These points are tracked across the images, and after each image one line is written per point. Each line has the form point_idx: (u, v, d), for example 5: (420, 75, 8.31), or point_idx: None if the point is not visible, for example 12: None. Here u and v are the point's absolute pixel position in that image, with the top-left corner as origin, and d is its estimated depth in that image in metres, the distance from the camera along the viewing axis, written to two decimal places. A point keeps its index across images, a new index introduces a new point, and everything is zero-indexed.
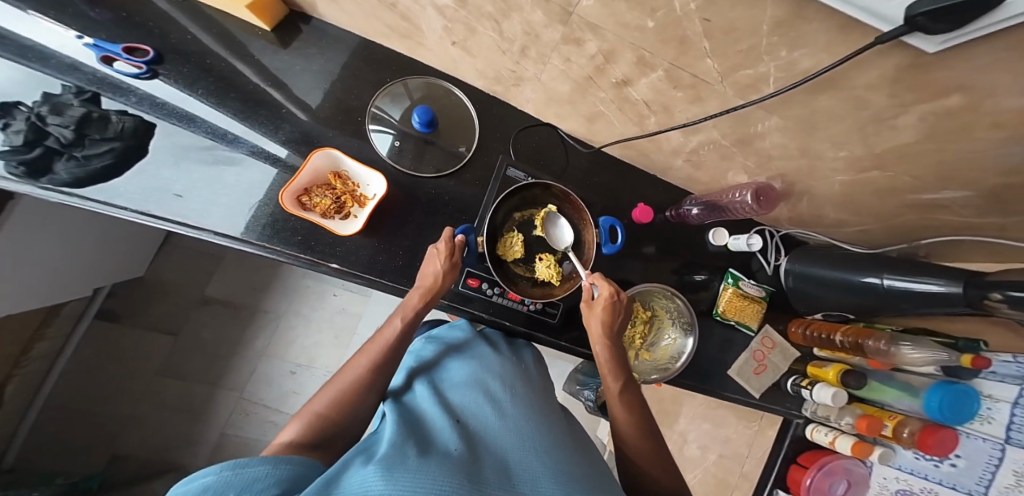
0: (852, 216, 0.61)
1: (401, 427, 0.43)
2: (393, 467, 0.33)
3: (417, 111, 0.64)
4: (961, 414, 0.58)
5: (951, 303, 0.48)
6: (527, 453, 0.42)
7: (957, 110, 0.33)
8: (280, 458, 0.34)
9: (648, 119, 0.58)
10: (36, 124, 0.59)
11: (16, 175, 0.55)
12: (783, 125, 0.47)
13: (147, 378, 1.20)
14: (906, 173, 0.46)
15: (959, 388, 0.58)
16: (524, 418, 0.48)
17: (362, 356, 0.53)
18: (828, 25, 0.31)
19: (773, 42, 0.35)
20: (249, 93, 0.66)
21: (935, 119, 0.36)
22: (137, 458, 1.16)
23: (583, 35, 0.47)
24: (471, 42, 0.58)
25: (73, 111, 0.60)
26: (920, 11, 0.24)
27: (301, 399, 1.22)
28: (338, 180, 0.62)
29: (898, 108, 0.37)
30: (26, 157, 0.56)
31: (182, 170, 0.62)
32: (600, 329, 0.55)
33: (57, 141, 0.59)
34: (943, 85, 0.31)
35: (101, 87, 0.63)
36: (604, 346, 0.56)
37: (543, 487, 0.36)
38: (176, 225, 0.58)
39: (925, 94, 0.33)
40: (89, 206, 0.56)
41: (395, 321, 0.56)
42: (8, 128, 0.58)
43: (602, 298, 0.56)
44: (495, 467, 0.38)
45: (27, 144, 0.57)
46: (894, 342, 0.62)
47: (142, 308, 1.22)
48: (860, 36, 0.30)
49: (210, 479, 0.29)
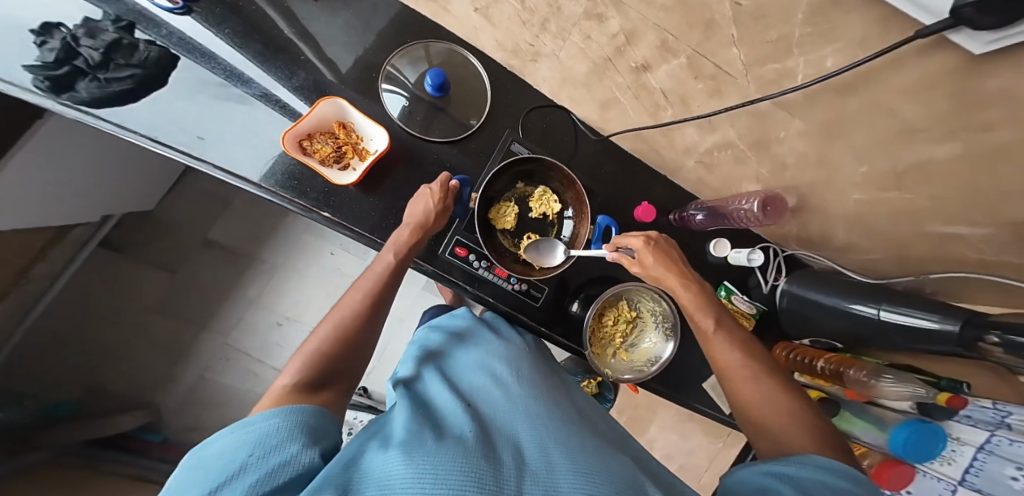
0: (861, 241, 0.59)
1: (412, 413, 0.41)
2: (413, 450, 0.31)
3: (429, 74, 0.64)
4: (925, 453, 0.56)
5: (942, 341, 0.47)
6: (543, 425, 0.40)
7: (990, 128, 0.31)
8: (289, 411, 0.35)
9: (664, 111, 0.55)
10: (69, 44, 0.60)
11: (41, 88, 0.57)
12: (808, 132, 0.47)
13: (142, 308, 1.23)
14: (925, 197, 0.44)
15: (927, 427, 0.56)
16: (535, 395, 0.46)
17: (354, 294, 0.53)
18: (867, 14, 0.33)
19: (806, 32, 0.37)
20: (273, 38, 0.65)
21: (965, 138, 0.34)
22: (123, 383, 1.20)
23: (606, 11, 0.49)
24: (494, 11, 0.58)
25: (106, 35, 0.61)
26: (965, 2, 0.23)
27: (284, 351, 1.24)
28: (342, 130, 0.61)
29: (934, 121, 0.35)
30: (53, 73, 0.58)
31: (195, 103, 0.63)
32: (664, 272, 0.53)
33: (85, 62, 0.59)
34: (975, 94, 0.30)
35: (135, 17, 0.62)
36: (681, 283, 0.52)
37: (560, 454, 0.34)
38: (179, 154, 0.59)
39: (966, 103, 0.31)
40: (102, 125, 0.58)
41: (386, 255, 0.56)
42: (43, 45, 0.59)
43: (641, 249, 0.54)
44: (510, 441, 0.36)
45: (57, 61, 0.58)
46: (875, 374, 0.60)
47: (144, 240, 1.24)
48: (899, 29, 0.31)
49: (224, 443, 0.31)
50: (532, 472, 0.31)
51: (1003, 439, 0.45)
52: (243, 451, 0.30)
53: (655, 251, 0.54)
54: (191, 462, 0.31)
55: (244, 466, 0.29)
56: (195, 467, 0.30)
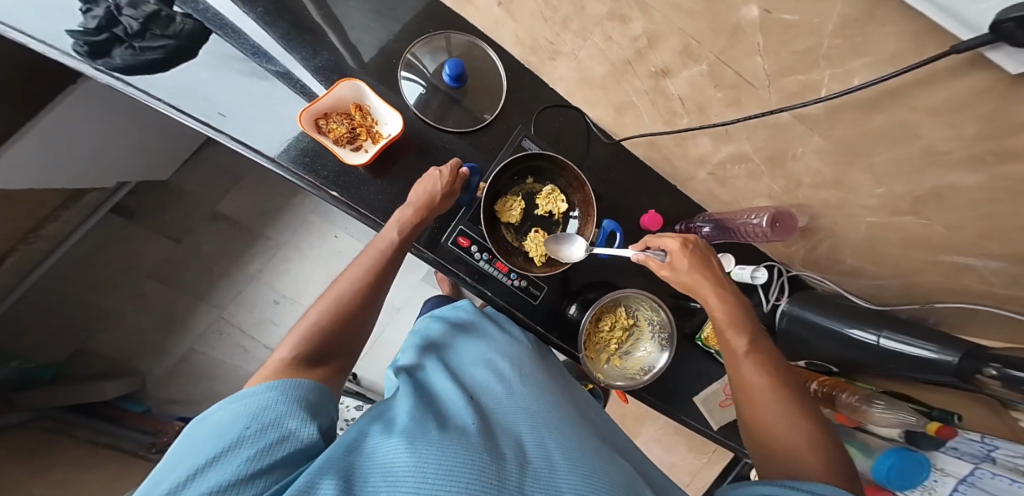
0: (869, 266, 0.58)
1: (415, 401, 0.41)
2: (416, 438, 0.31)
3: (448, 63, 0.64)
4: (909, 481, 0.55)
5: (941, 371, 0.46)
6: (545, 424, 0.39)
7: (1017, 154, 0.30)
8: (288, 384, 0.35)
9: (681, 118, 0.56)
10: (112, 13, 0.60)
11: (80, 53, 0.59)
12: (825, 149, 0.46)
13: (142, 275, 1.23)
14: (940, 224, 0.43)
15: (912, 456, 0.55)
16: (538, 395, 0.46)
17: (355, 269, 0.53)
18: (903, 28, 0.30)
19: (834, 44, 0.35)
20: (300, 17, 0.65)
21: (989, 164, 0.33)
22: (115, 347, 1.20)
23: (629, 13, 0.47)
24: (515, 4, 0.57)
25: (146, 7, 0.61)
26: (1010, 16, 0.21)
27: (278, 330, 1.24)
28: (358, 112, 0.61)
29: (957, 144, 0.34)
30: (92, 39, 0.59)
31: (219, 75, 0.64)
32: (699, 282, 0.48)
33: (123, 30, 0.60)
34: (1005, 118, 0.29)
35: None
36: (716, 296, 0.47)
37: (564, 458, 0.33)
38: (196, 123, 0.60)
39: (992, 128, 0.31)
40: (129, 91, 0.60)
41: (389, 232, 0.56)
42: (88, 13, 0.60)
43: (675, 252, 0.50)
44: (511, 437, 0.36)
45: (98, 29, 0.60)
46: (868, 399, 0.59)
47: (150, 208, 1.25)
48: (934, 46, 0.29)
49: (222, 415, 0.31)
50: (535, 471, 0.31)
51: (986, 472, 0.44)
52: (240, 424, 0.30)
53: (693, 259, 0.49)
54: (186, 433, 0.31)
55: (238, 440, 0.28)
56: (191, 437, 0.30)
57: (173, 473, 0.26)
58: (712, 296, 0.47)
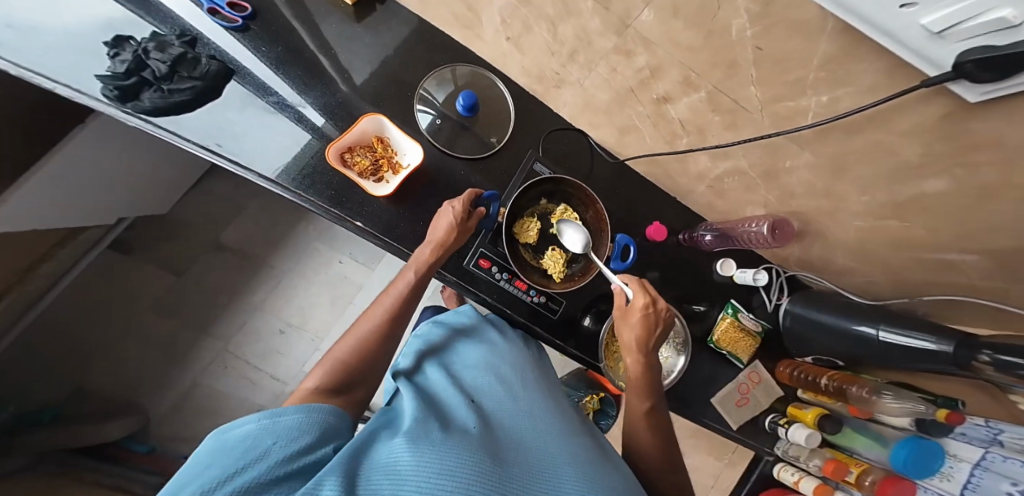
0: (861, 267, 0.63)
1: (417, 405, 0.42)
2: (419, 440, 0.32)
3: (461, 95, 0.67)
4: (926, 468, 0.58)
5: (941, 361, 0.49)
6: (544, 432, 0.40)
7: (985, 167, 0.35)
8: (313, 407, 0.35)
9: (681, 139, 0.60)
10: (140, 56, 0.60)
11: (110, 97, 0.59)
12: (813, 163, 0.50)
13: (141, 311, 1.21)
14: (922, 227, 0.48)
15: (926, 443, 0.58)
16: (541, 400, 0.47)
17: (378, 307, 0.54)
18: (880, 64, 0.34)
19: (820, 75, 0.39)
20: (314, 59, 0.69)
21: (957, 176, 0.38)
22: (114, 387, 1.17)
23: (634, 49, 0.52)
24: (524, 40, 0.62)
25: (173, 49, 0.61)
26: (971, 58, 0.26)
27: (285, 360, 1.22)
28: (380, 144, 0.64)
29: (929, 159, 0.39)
30: (121, 83, 0.59)
31: (246, 114, 0.67)
32: (635, 345, 0.53)
33: (152, 73, 0.60)
34: (973, 138, 0.33)
35: (196, 35, 0.66)
36: (637, 361, 0.54)
37: (562, 464, 0.35)
38: (227, 162, 0.60)
39: (957, 147, 0.35)
40: (161, 133, 0.60)
41: (408, 274, 0.57)
42: (116, 57, 0.60)
43: (635, 307, 0.53)
44: (511, 444, 0.37)
45: (126, 72, 0.59)
46: (875, 391, 0.63)
47: (149, 242, 1.23)
48: (906, 79, 0.33)
49: (249, 428, 0.30)
50: (533, 475, 0.33)
51: (997, 456, 0.51)
52: (268, 439, 0.30)
53: (642, 321, 0.52)
54: (208, 442, 0.31)
55: (266, 454, 0.29)
56: (216, 446, 0.30)
57: (198, 480, 0.26)
58: (639, 362, 0.53)
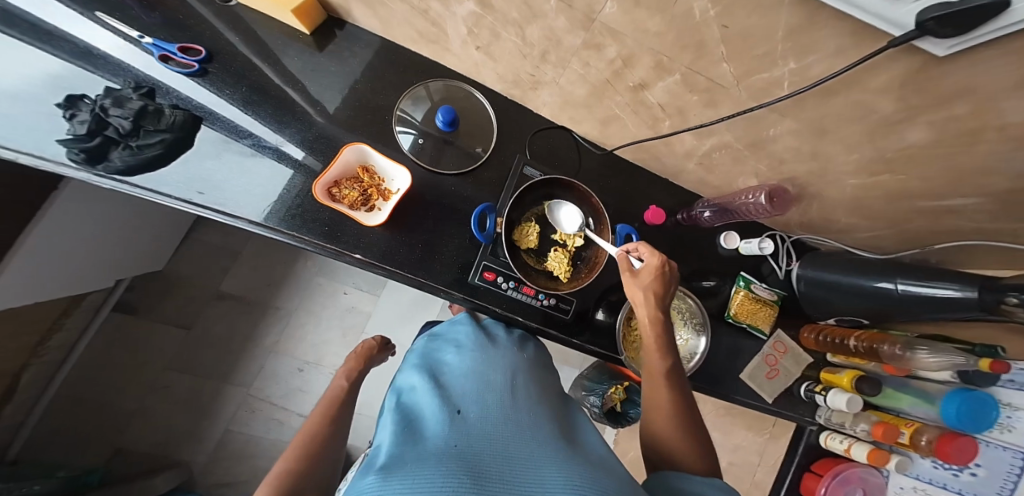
0: (865, 222, 0.62)
1: (397, 431, 0.41)
2: (391, 474, 0.31)
3: (439, 111, 0.67)
4: (983, 422, 0.57)
5: (966, 308, 0.48)
6: (529, 441, 0.38)
7: (968, 114, 0.35)
8: None
9: (663, 122, 0.60)
10: (99, 114, 0.59)
11: (77, 161, 0.57)
12: (796, 130, 0.50)
13: (158, 369, 1.22)
14: (916, 177, 0.48)
15: (976, 396, 0.57)
16: (527, 405, 0.46)
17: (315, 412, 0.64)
18: (841, 30, 0.33)
19: (787, 46, 0.38)
20: (283, 94, 0.68)
21: (941, 124, 0.38)
22: (145, 449, 1.17)
23: (603, 41, 0.50)
24: (494, 47, 0.61)
25: (132, 104, 0.61)
26: (930, 16, 0.26)
27: (307, 397, 1.24)
28: (365, 173, 0.64)
29: (908, 113, 0.39)
30: (86, 145, 0.57)
31: (223, 161, 0.64)
32: (647, 301, 0.52)
33: (115, 131, 0.59)
34: (948, 90, 0.34)
35: (153, 84, 0.65)
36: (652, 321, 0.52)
37: (545, 473, 0.32)
38: (213, 213, 0.59)
39: (935, 98, 0.35)
40: (137, 192, 0.58)
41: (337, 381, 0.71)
42: (72, 118, 0.59)
43: (648, 268, 0.52)
44: (493, 457, 0.35)
45: (89, 133, 0.58)
46: (910, 347, 0.61)
47: (156, 300, 1.24)
48: (872, 40, 0.33)
49: None
50: (512, 483, 0.31)
51: None
52: None
53: (655, 281, 0.52)
54: None
55: None
56: None
57: None
58: (651, 320, 0.52)
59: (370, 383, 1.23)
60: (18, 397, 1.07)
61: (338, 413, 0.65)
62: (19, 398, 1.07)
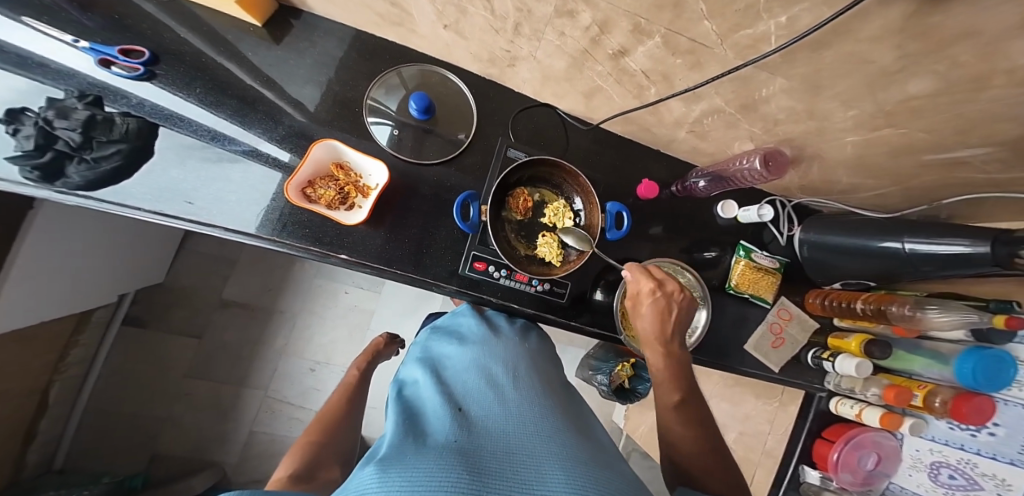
0: (869, 179, 0.59)
1: (399, 423, 0.40)
2: (389, 466, 0.30)
3: (413, 99, 0.64)
4: (999, 380, 0.54)
5: (979, 263, 0.45)
6: (534, 436, 0.37)
7: (975, 58, 0.31)
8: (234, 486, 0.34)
9: (649, 90, 0.57)
10: (44, 128, 0.57)
11: (32, 180, 0.55)
12: (789, 87, 0.46)
13: (174, 377, 1.24)
14: (921, 130, 0.44)
15: (993, 353, 0.54)
16: (530, 398, 0.45)
17: (335, 397, 0.69)
18: None
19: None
20: (247, 92, 0.66)
21: (945, 71, 0.34)
22: (174, 455, 1.20)
23: (576, 7, 0.46)
24: (463, 24, 0.57)
25: (78, 114, 0.58)
26: None
27: (322, 394, 1.26)
28: (340, 171, 0.62)
29: (907, 61, 0.35)
30: (38, 161, 0.55)
31: (189, 169, 0.62)
32: (653, 335, 0.53)
33: (66, 144, 0.57)
34: (952, 34, 0.30)
35: (100, 91, 0.62)
36: (658, 353, 0.53)
37: (548, 470, 0.31)
38: (189, 223, 0.58)
39: (936, 43, 0.32)
40: (104, 206, 0.56)
41: (353, 372, 0.77)
42: (17, 133, 0.56)
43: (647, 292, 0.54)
44: (495, 453, 0.34)
45: (38, 148, 0.56)
46: (919, 306, 0.59)
47: (162, 312, 1.25)
48: None
49: None
50: (514, 478, 0.30)
51: None
52: None
53: (653, 307, 0.53)
54: None
55: None
56: None
57: None
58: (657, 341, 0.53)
59: (382, 378, 1.25)
60: (50, 412, 1.10)
61: (348, 414, 0.64)
62: (50, 414, 1.10)
